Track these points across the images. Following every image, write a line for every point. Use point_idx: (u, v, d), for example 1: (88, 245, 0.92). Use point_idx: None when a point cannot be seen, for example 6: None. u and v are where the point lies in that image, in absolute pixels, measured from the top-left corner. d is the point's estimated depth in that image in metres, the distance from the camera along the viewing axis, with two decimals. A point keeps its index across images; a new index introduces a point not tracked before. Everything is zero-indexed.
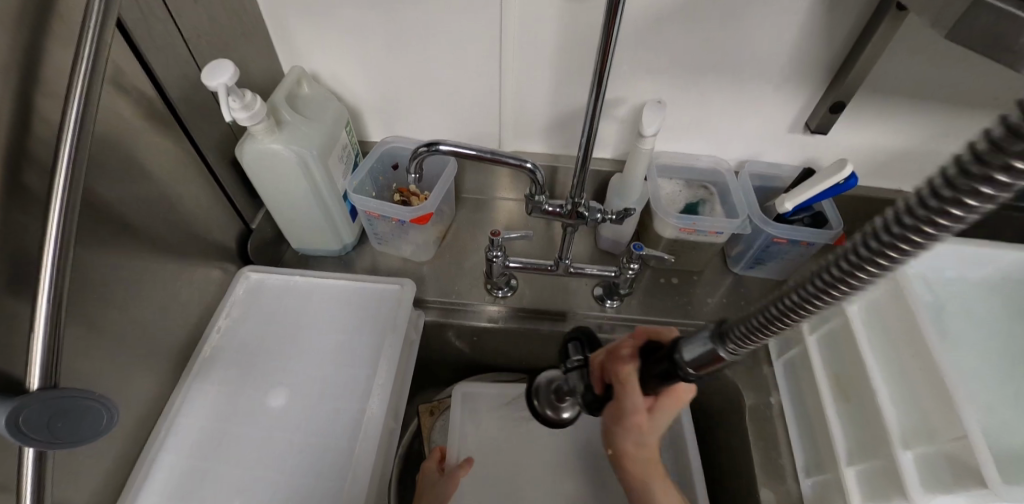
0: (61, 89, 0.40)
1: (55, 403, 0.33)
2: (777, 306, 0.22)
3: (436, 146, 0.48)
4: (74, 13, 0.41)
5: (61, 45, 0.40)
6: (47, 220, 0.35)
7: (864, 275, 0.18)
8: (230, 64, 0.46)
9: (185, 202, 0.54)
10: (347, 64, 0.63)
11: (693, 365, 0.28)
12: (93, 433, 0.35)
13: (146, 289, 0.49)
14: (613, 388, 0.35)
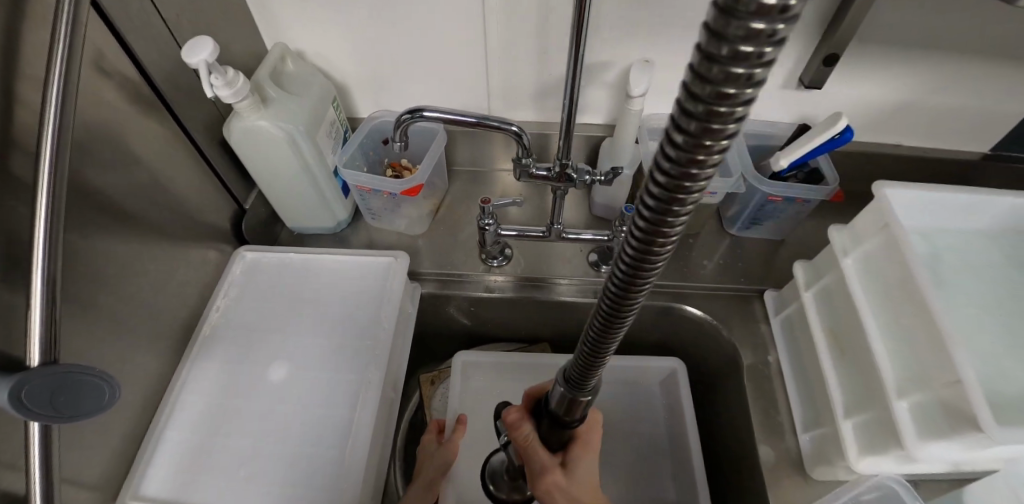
0: (41, 72, 0.40)
1: (55, 378, 0.33)
2: (620, 282, 0.23)
3: (420, 112, 0.48)
4: None
5: (38, 26, 0.40)
6: (35, 198, 0.35)
7: (660, 236, 0.19)
8: (210, 41, 0.46)
9: (176, 184, 0.54)
10: (330, 39, 0.62)
11: (565, 417, 0.40)
12: (95, 407, 0.36)
13: (142, 270, 0.49)
14: (522, 450, 0.45)
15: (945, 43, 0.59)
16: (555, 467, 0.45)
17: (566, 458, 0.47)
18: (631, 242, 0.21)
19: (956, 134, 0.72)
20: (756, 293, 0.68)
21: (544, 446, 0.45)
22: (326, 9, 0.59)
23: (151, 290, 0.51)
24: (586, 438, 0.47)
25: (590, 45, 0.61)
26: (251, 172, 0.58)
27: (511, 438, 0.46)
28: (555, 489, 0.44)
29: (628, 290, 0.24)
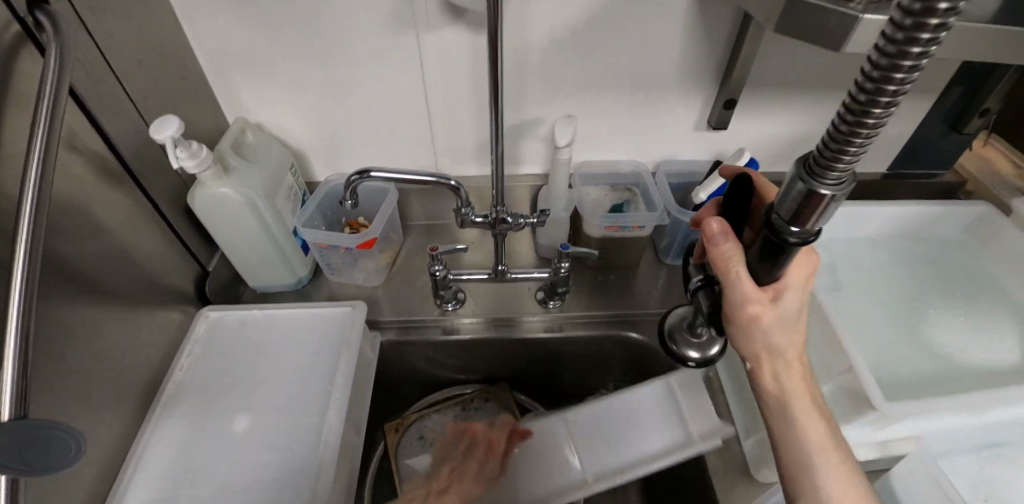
0: (18, 154, 0.45)
1: (26, 432, 0.35)
2: (831, 146, 0.24)
3: (367, 173, 0.55)
4: (31, 87, 0.46)
5: (21, 113, 0.45)
6: (11, 266, 0.39)
7: (886, 91, 0.20)
8: (176, 119, 0.52)
9: (142, 250, 0.57)
10: (289, 113, 0.69)
11: (793, 230, 0.29)
12: (62, 456, 0.37)
13: (107, 329, 0.52)
14: (714, 270, 0.37)
15: (818, 88, 0.71)
16: (767, 301, 0.36)
17: (780, 290, 0.36)
18: (844, 114, 0.22)
19: None
20: None
21: (756, 281, 0.35)
22: (284, 86, 0.66)
23: (116, 349, 0.53)
24: (804, 267, 0.36)
25: (524, 106, 0.70)
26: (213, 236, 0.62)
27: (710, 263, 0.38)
28: (761, 322, 0.37)
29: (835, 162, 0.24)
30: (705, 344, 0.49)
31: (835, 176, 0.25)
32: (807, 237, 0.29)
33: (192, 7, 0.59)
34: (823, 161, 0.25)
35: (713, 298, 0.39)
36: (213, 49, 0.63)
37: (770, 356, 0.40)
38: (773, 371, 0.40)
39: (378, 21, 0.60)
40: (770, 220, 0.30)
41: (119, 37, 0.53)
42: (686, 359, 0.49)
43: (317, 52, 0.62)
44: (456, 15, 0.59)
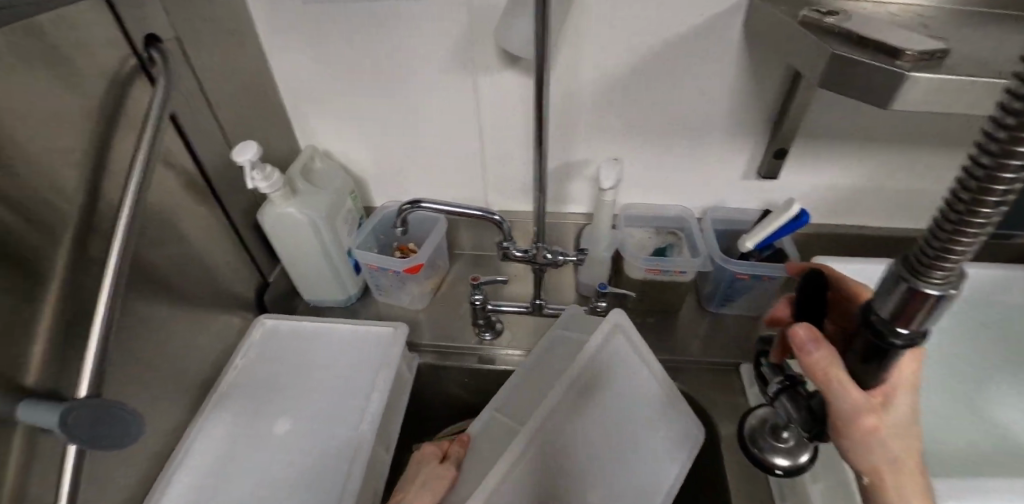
0: (122, 169, 0.53)
1: (95, 407, 0.40)
2: (929, 252, 0.22)
3: (419, 203, 0.58)
4: (137, 113, 0.54)
5: (127, 134, 0.53)
6: (104, 264, 0.44)
7: (986, 205, 0.19)
8: (255, 144, 0.58)
9: (214, 259, 0.63)
10: (354, 143, 0.75)
11: (899, 334, 0.26)
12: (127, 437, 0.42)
13: (174, 327, 0.57)
14: (810, 380, 0.35)
15: (877, 142, 0.69)
16: (877, 407, 0.34)
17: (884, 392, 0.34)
18: (941, 221, 0.21)
19: (915, 218, 0.78)
20: (735, 367, 0.71)
21: (862, 387, 0.32)
22: (351, 118, 0.72)
23: (179, 347, 0.58)
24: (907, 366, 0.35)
25: (572, 147, 0.72)
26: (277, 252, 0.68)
27: (802, 371, 0.35)
28: (878, 428, 0.35)
29: (936, 269, 0.22)
30: (795, 450, 0.48)
31: (940, 277, 0.23)
32: (915, 341, 0.26)
33: (280, 48, 0.67)
34: (928, 255, 0.23)
35: (800, 405, 0.36)
36: (295, 84, 0.70)
37: (891, 467, 0.37)
38: (898, 486, 0.38)
39: (441, 64, 0.65)
40: (869, 321, 0.27)
41: (217, 71, 0.61)
42: (772, 465, 0.47)
43: (382, 88, 0.68)
44: (512, 60, 0.64)
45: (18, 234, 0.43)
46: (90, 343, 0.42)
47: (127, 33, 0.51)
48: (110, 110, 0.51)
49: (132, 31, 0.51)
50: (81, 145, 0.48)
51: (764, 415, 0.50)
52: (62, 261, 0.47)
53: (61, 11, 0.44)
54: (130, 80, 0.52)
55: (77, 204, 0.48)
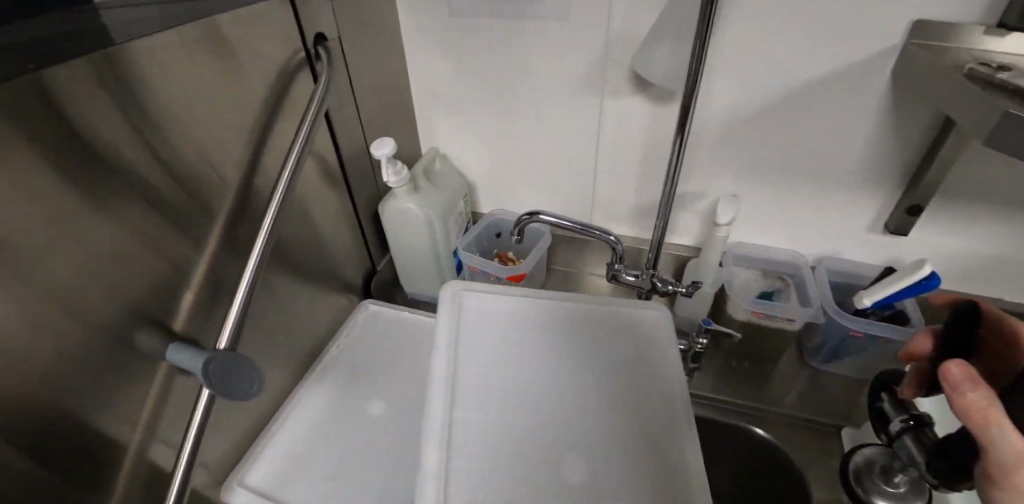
0: (279, 150, 0.59)
1: (229, 361, 0.48)
2: None
3: (538, 215, 0.60)
4: (298, 102, 0.60)
5: (288, 119, 0.59)
6: (258, 231, 0.50)
7: None
8: (391, 140, 0.62)
9: (335, 241, 0.68)
10: (471, 150, 0.78)
11: None
12: (244, 393, 0.49)
13: (295, 298, 0.62)
14: (963, 423, 0.33)
15: None
16: None
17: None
18: None
19: None
20: (836, 430, 0.66)
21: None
22: (473, 126, 0.76)
23: (297, 317, 0.63)
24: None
25: (687, 178, 0.72)
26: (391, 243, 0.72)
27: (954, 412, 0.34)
28: None
29: None
30: (904, 495, 0.56)
31: None
32: None
33: (420, 55, 0.72)
34: None
35: (920, 442, 0.45)
36: (427, 89, 0.75)
37: None
38: None
39: (570, 84, 0.67)
40: None
41: (367, 70, 0.66)
42: None
43: (506, 99, 0.71)
44: (642, 87, 0.65)
45: (185, 205, 0.48)
46: (237, 300, 0.47)
47: (302, 30, 0.57)
48: (275, 98, 0.57)
49: (307, 29, 0.57)
50: (251, 123, 0.54)
51: (870, 458, 0.59)
52: (221, 224, 0.53)
53: (243, 11, 0.49)
54: (297, 72, 0.58)
55: (240, 175, 0.54)
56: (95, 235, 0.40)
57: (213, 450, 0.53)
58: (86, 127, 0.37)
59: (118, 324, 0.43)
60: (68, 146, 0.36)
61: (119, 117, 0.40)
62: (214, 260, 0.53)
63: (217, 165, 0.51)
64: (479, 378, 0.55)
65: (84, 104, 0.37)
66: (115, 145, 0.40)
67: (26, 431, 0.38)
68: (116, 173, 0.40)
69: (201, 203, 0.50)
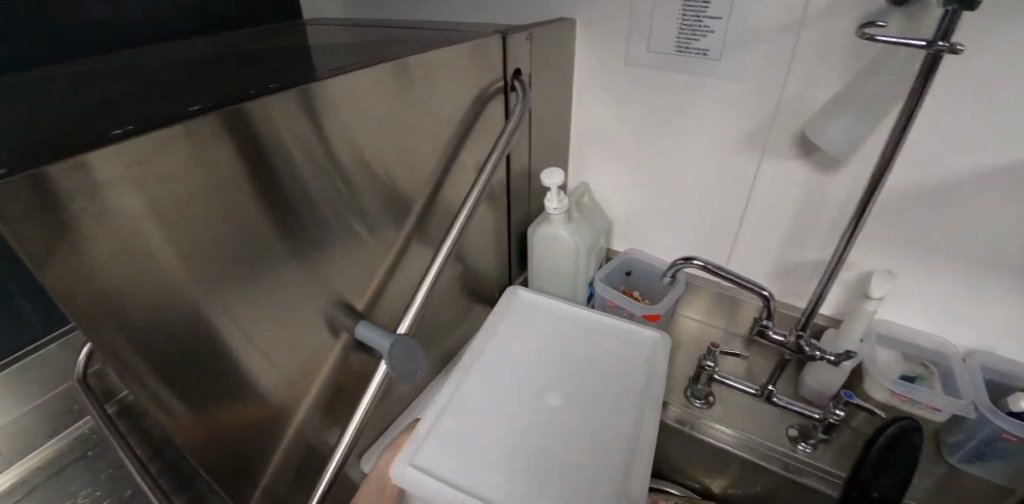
0: (463, 164, 0.67)
1: (409, 349, 0.54)
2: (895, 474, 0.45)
3: (692, 259, 0.63)
4: (484, 125, 0.68)
5: (476, 137, 0.67)
6: (453, 230, 0.56)
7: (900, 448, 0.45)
8: (562, 172, 0.66)
9: (489, 252, 0.75)
10: (617, 187, 0.84)
11: None
12: (411, 377, 0.55)
13: (451, 298, 0.68)
14: None
15: None
16: None
17: None
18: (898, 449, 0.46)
19: None
20: None
21: None
22: (625, 166, 0.81)
23: (448, 314, 0.69)
24: None
25: None
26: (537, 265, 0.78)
27: None
28: None
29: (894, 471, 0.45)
30: None
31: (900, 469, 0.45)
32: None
33: (588, 95, 0.79)
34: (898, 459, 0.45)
35: None
36: (588, 127, 0.81)
37: None
38: None
39: (732, 139, 0.71)
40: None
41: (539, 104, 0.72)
42: None
43: (663, 146, 0.76)
44: (807, 151, 0.66)
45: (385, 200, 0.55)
46: (430, 284, 0.54)
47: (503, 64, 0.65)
48: (467, 121, 0.64)
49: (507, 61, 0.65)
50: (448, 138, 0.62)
51: None
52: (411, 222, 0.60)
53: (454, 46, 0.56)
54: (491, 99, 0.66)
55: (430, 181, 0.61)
56: (275, 242, 0.44)
57: (367, 423, 0.59)
58: (280, 148, 0.41)
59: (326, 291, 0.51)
60: (269, 163, 0.41)
61: (318, 135, 0.44)
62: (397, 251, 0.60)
63: (404, 178, 0.57)
64: (503, 359, 0.71)
65: (283, 127, 0.41)
66: (299, 164, 0.44)
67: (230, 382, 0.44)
68: (298, 188, 0.44)
69: (384, 211, 0.56)
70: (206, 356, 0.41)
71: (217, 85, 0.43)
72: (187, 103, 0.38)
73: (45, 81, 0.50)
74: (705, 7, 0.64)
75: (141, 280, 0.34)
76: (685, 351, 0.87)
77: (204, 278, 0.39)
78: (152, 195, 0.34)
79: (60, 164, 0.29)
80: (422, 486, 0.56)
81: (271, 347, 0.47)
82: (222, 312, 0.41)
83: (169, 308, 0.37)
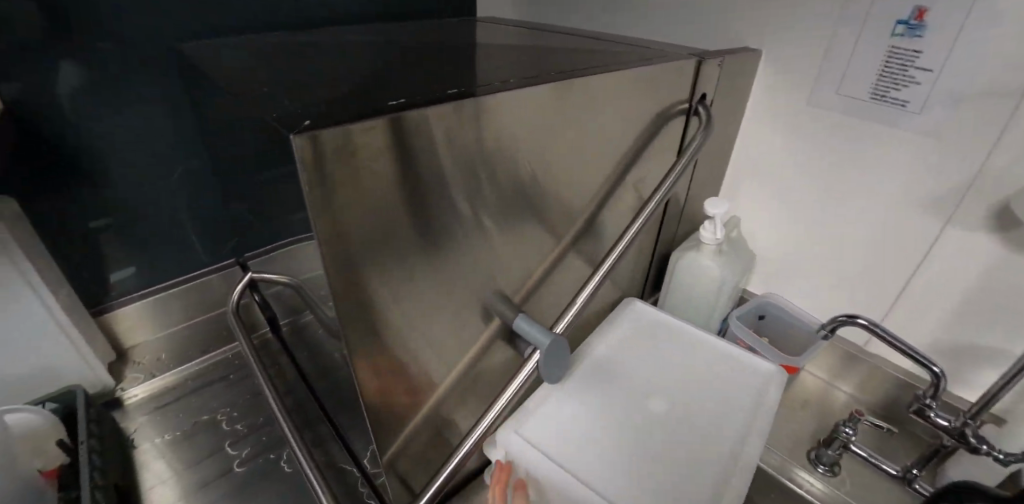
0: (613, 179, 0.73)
1: (559, 348, 0.66)
2: None
3: (857, 318, 0.72)
4: (638, 146, 0.72)
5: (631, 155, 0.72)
6: (630, 237, 0.70)
7: None
8: (727, 205, 0.73)
9: (624, 265, 0.80)
10: (766, 226, 0.85)
11: None
12: (556, 375, 0.67)
13: (587, 303, 0.72)
14: None
15: None
16: None
17: None
18: None
19: None
20: None
21: None
22: (778, 207, 0.82)
23: (581, 315, 0.74)
24: None
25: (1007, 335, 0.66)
26: (677, 285, 0.86)
27: None
28: None
29: None
30: None
31: None
32: None
33: (751, 131, 0.81)
34: None
35: None
36: (747, 161, 0.84)
37: None
38: None
39: (904, 201, 0.68)
40: None
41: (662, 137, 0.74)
42: None
43: (823, 196, 0.76)
44: (1004, 227, 0.60)
45: (529, 198, 0.63)
46: (601, 280, 0.68)
47: (668, 92, 0.70)
48: (635, 142, 0.71)
49: (669, 89, 0.69)
50: (604, 158, 0.69)
51: None
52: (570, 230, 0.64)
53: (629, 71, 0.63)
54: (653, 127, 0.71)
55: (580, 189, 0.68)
56: (436, 219, 0.52)
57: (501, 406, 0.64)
58: (431, 152, 0.47)
59: (473, 267, 0.61)
60: (419, 164, 0.47)
61: (478, 124, 0.51)
62: (533, 243, 0.67)
63: (549, 182, 0.64)
64: (612, 360, 0.75)
65: (437, 134, 0.48)
66: (445, 166, 0.50)
67: (383, 323, 0.53)
68: (442, 182, 0.50)
69: (508, 214, 0.61)
70: (370, 298, 0.50)
71: (417, 89, 0.54)
72: (417, 101, 0.49)
73: (334, 65, 0.64)
74: (916, 57, 0.60)
75: (354, 228, 0.44)
76: (808, 407, 0.87)
77: (379, 239, 0.47)
78: (366, 164, 0.43)
79: (311, 133, 0.38)
80: (531, 460, 0.62)
81: (401, 311, 0.54)
82: (382, 269, 0.49)
83: (362, 248, 0.46)
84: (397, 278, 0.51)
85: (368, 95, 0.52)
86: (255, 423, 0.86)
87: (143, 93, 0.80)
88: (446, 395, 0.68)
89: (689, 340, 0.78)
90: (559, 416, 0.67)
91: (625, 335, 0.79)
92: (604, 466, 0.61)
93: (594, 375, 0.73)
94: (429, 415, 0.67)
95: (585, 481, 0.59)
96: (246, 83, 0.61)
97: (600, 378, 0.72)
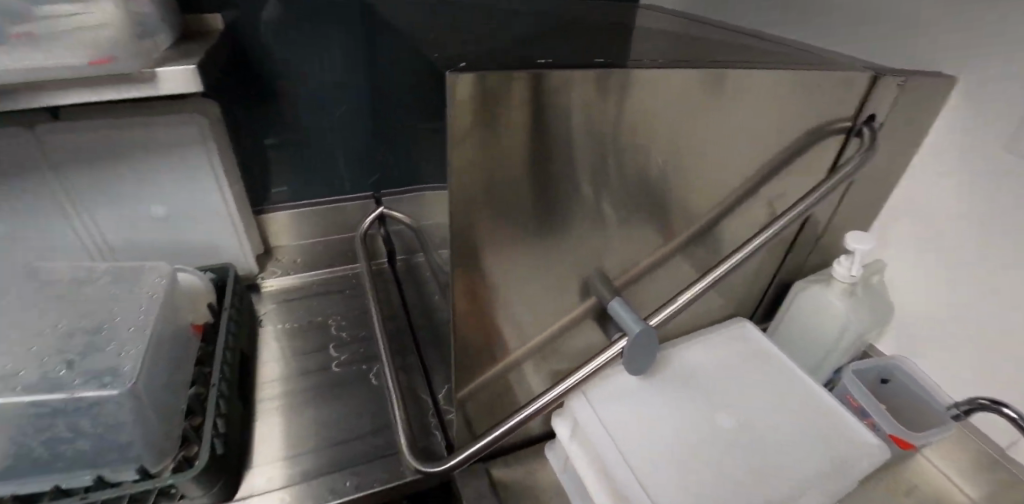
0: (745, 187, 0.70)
1: (647, 341, 0.66)
2: None
3: (1001, 406, 0.62)
4: (779, 158, 0.69)
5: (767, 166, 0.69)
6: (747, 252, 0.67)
7: None
8: (872, 243, 0.67)
9: (730, 279, 0.76)
10: (916, 277, 0.77)
11: None
12: (637, 364, 0.68)
13: (681, 306, 0.70)
14: None
15: None
16: None
17: None
18: None
19: None
20: None
21: None
22: (935, 258, 0.74)
23: (677, 317, 0.72)
24: None
25: None
26: (794, 317, 0.82)
27: None
28: None
29: None
30: None
31: None
32: None
33: (922, 169, 0.75)
34: None
35: None
36: (911, 201, 0.77)
37: None
38: None
39: None
40: None
41: (804, 154, 0.70)
42: None
43: (993, 256, 0.67)
44: None
45: (654, 185, 0.62)
46: (702, 285, 0.66)
47: (825, 106, 0.65)
48: (777, 151, 0.67)
49: (827, 103, 0.65)
50: (740, 163, 0.67)
51: None
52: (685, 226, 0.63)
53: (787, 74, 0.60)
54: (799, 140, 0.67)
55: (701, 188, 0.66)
56: (564, 180, 0.54)
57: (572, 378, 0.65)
58: (575, 114, 0.50)
59: (582, 238, 0.62)
60: (556, 121, 0.49)
61: (626, 97, 0.52)
62: (645, 231, 0.67)
63: (678, 174, 0.63)
64: (697, 372, 0.75)
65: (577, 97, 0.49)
66: (580, 131, 0.51)
67: (490, 264, 0.57)
68: (579, 146, 0.52)
69: (625, 195, 0.61)
70: (486, 236, 0.54)
71: (573, 53, 0.56)
72: (572, 63, 0.51)
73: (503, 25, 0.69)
74: None
75: (491, 166, 0.48)
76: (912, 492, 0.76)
77: (509, 183, 0.51)
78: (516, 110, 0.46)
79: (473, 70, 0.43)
80: (589, 429, 0.67)
81: (507, 258, 0.58)
82: (504, 212, 0.53)
83: (492, 187, 0.50)
84: (514, 224, 0.55)
85: (525, 49, 0.56)
86: (357, 336, 0.96)
87: (326, 33, 0.93)
88: (526, 354, 0.71)
89: (783, 380, 0.75)
90: (627, 402, 0.70)
91: (720, 353, 0.78)
92: (651, 458, 0.64)
93: (674, 379, 0.74)
94: (505, 368, 0.71)
95: (628, 464, 0.63)
96: (423, 30, 0.69)
97: (679, 384, 0.73)
